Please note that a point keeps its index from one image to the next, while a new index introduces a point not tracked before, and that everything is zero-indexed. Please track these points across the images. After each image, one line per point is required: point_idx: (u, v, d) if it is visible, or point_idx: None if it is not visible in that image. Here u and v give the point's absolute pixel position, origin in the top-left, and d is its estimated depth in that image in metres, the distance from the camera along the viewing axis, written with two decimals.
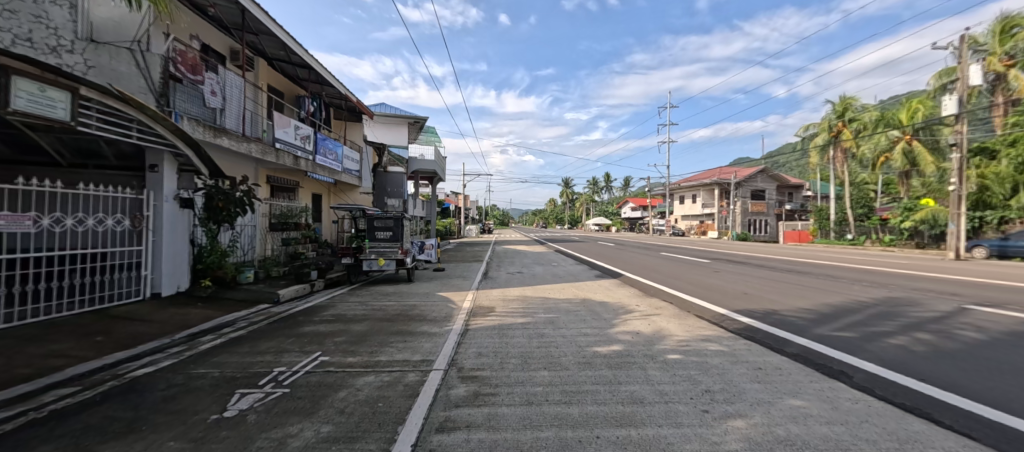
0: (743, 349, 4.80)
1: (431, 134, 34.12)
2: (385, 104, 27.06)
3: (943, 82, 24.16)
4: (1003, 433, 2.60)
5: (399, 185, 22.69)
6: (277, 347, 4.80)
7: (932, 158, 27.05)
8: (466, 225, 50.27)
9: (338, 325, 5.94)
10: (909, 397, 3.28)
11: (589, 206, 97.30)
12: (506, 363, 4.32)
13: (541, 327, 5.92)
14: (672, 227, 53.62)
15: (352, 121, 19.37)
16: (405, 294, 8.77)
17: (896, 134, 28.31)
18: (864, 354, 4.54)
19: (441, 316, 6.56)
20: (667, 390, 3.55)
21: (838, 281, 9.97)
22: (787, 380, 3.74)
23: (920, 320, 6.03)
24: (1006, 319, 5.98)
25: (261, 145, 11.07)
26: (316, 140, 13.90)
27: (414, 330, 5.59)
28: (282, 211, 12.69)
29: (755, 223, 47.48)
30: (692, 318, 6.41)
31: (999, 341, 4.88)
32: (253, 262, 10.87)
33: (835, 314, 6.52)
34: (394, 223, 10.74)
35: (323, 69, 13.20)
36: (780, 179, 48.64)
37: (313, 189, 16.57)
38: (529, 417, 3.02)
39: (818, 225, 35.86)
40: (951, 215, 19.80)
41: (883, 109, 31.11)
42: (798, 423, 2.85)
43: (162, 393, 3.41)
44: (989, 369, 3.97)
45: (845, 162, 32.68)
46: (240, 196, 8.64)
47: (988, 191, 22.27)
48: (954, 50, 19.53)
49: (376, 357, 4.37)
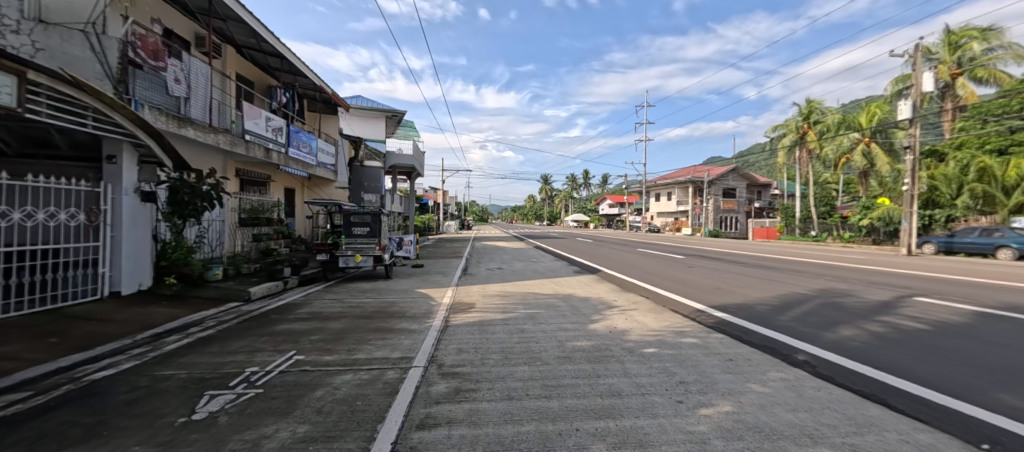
0: (714, 341, 4.97)
1: (408, 128, 33.36)
2: (362, 97, 26.48)
3: (899, 87, 25.78)
4: (948, 416, 2.80)
5: (376, 179, 22.13)
6: (250, 347, 4.63)
7: (886, 159, 28.77)
8: (445, 221, 49.55)
9: (314, 323, 5.81)
10: (866, 384, 3.47)
11: (568, 202, 98.46)
12: (486, 359, 4.30)
13: (522, 322, 5.94)
14: (649, 223, 54.69)
15: (327, 113, 18.86)
16: (384, 292, 8.58)
17: (857, 136, 29.67)
18: (821, 342, 4.84)
19: (421, 313, 6.48)
20: (644, 382, 3.63)
21: (802, 275, 10.50)
22: (755, 370, 3.89)
23: (870, 311, 6.44)
24: (947, 309, 6.45)
25: (229, 136, 10.58)
26: (289, 132, 13.39)
27: (394, 328, 5.50)
28: (252, 206, 12.22)
29: (726, 220, 48.94)
30: (668, 313, 6.57)
31: (940, 329, 5.30)
32: (221, 258, 10.42)
33: (796, 306, 6.87)
34: (372, 219, 10.54)
35: (297, 61, 12.77)
36: (750, 178, 50.31)
37: (285, 183, 16.06)
38: (511, 411, 3.04)
39: (784, 222, 37.18)
40: (905, 213, 20.94)
41: (845, 112, 32.63)
42: (765, 410, 2.98)
43: (124, 396, 3.24)
44: (931, 355, 4.30)
45: (809, 162, 34.09)
46: (207, 190, 8.23)
47: (937, 191, 23.42)
48: (910, 58, 20.59)
49: (353, 355, 4.27)
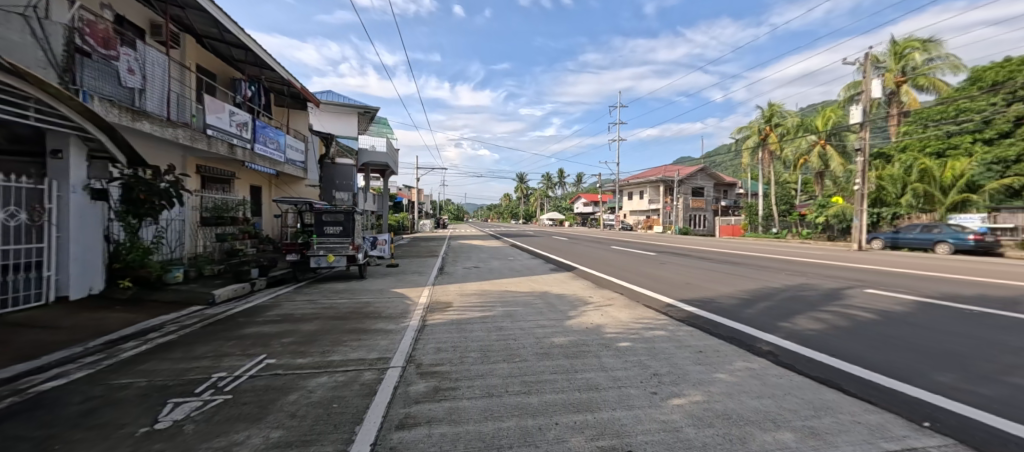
0: (684, 334, 5.14)
1: (381, 125, 32.65)
2: (332, 92, 25.72)
3: (851, 93, 27.42)
4: (897, 398, 3.00)
5: (348, 177, 21.59)
6: (216, 351, 4.44)
7: (840, 160, 30.49)
8: (419, 219, 48.85)
9: (285, 325, 5.61)
10: (824, 371, 3.67)
11: (543, 201, 99.03)
12: (465, 357, 4.29)
13: (500, 320, 5.95)
14: (621, 221, 55.82)
15: (295, 108, 18.21)
16: (358, 292, 8.38)
17: (813, 139, 31.24)
18: (782, 333, 5.10)
19: (397, 313, 6.37)
20: (620, 376, 3.72)
21: (766, 270, 11.00)
22: (723, 361, 4.06)
23: (826, 302, 6.83)
24: (894, 299, 6.92)
25: (189, 131, 10.06)
26: (255, 127, 12.83)
27: (369, 328, 5.39)
28: (215, 204, 11.67)
29: (695, 218, 50.53)
30: (641, 308, 6.74)
31: (888, 318, 5.69)
32: (181, 259, 9.91)
33: (760, 299, 7.20)
34: (345, 217, 10.26)
35: (262, 53, 12.26)
36: (717, 177, 52.13)
37: (250, 180, 15.41)
38: (492, 408, 3.05)
39: (748, 220, 38.75)
40: (856, 211, 22.30)
41: (803, 115, 34.32)
42: (733, 398, 3.12)
43: (78, 407, 3.04)
44: (880, 342, 4.61)
45: (771, 163, 35.68)
46: (165, 188, 7.80)
47: (884, 190, 24.98)
48: (860, 66, 21.89)
49: (329, 357, 4.15)
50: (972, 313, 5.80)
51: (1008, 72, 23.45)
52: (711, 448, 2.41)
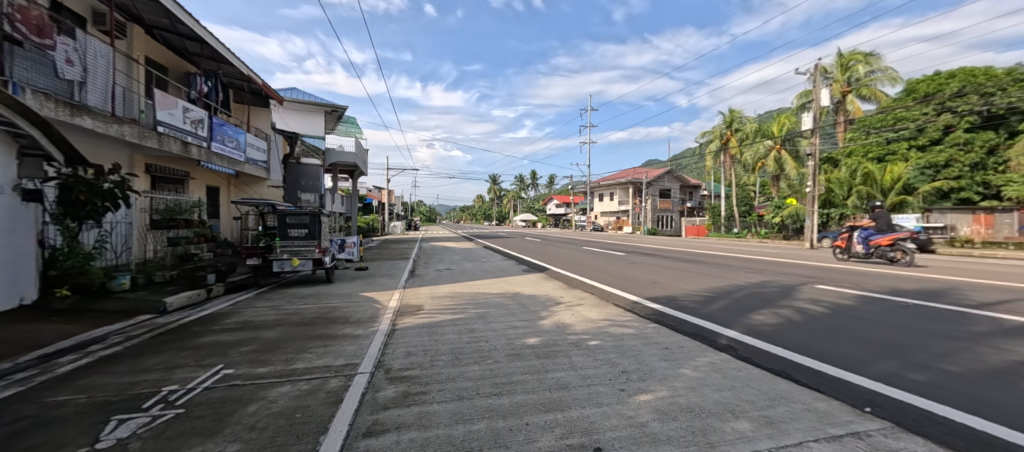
0: (651, 331, 5.31)
1: (349, 124, 31.83)
2: (297, 90, 24.85)
3: (803, 101, 29.10)
4: (843, 387, 3.21)
5: (315, 178, 20.87)
6: (167, 363, 4.20)
7: (794, 164, 32.24)
8: (389, 221, 47.97)
9: (245, 333, 5.38)
10: (778, 363, 3.88)
11: (516, 202, 99.49)
12: (435, 360, 4.26)
13: (472, 322, 5.94)
14: (592, 222, 56.78)
15: (257, 105, 17.48)
16: (325, 297, 8.14)
17: (770, 144, 32.92)
18: (741, 328, 5.35)
19: (366, 317, 6.24)
20: (589, 374, 3.80)
21: (727, 268, 11.49)
22: (686, 356, 4.22)
23: (782, 298, 7.23)
24: (841, 294, 7.41)
25: (137, 128, 9.57)
26: (212, 125, 12.22)
27: (336, 334, 5.25)
28: (168, 206, 11.03)
29: (662, 219, 52.09)
30: (610, 306, 6.90)
31: (836, 311, 6.08)
32: (128, 265, 9.32)
33: (722, 297, 7.51)
34: (310, 220, 9.93)
35: (220, 46, 11.68)
36: (682, 180, 53.95)
37: (207, 180, 14.66)
38: (462, 411, 3.05)
39: (712, 220, 40.32)
40: (808, 212, 23.62)
41: (761, 120, 36.06)
42: (696, 392, 3.25)
43: (7, 429, 2.81)
44: (828, 334, 4.92)
45: (732, 166, 37.31)
46: (109, 189, 7.31)
47: (832, 192, 26.52)
48: (810, 75, 23.26)
49: (291, 365, 4.01)
50: (909, 305, 6.30)
51: (938, 85, 25.58)
52: (675, 441, 2.50)
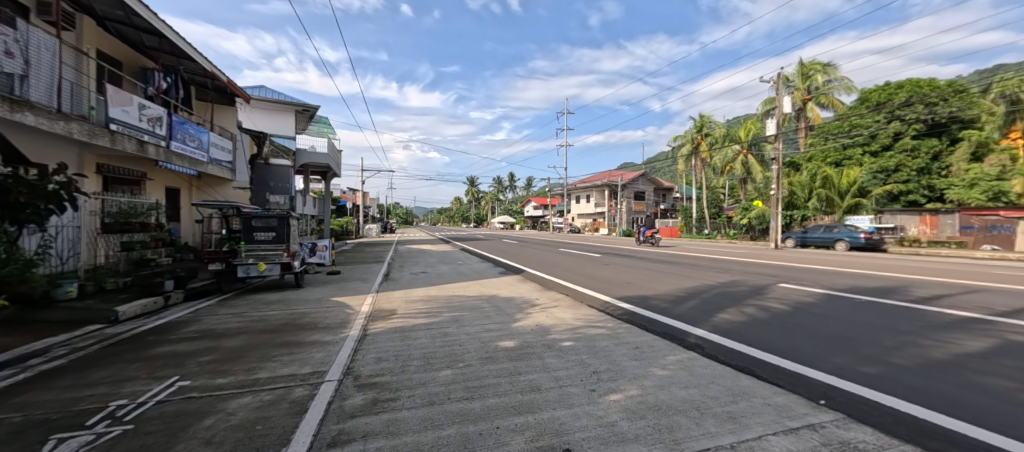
0: (623, 331, 5.39)
1: (322, 124, 31.05)
2: (266, 88, 24.08)
3: (768, 107, 30.33)
4: (801, 382, 3.33)
5: (284, 179, 20.24)
6: (116, 376, 3.97)
7: (760, 168, 33.55)
8: (364, 224, 47.05)
9: (205, 342, 5.15)
10: (742, 359, 4.00)
11: (494, 204, 99.46)
12: (407, 366, 4.19)
13: (446, 326, 5.88)
14: (569, 224, 57.35)
15: (221, 104, 16.82)
16: (292, 302, 7.90)
17: (737, 148, 34.14)
18: (709, 326, 5.50)
19: (336, 323, 6.08)
20: (561, 375, 3.82)
21: (697, 269, 11.81)
22: (656, 355, 4.31)
23: (748, 296, 7.48)
24: (802, 292, 7.74)
25: (87, 126, 9.12)
26: (171, 123, 11.67)
27: (304, 341, 5.10)
28: (122, 208, 10.45)
29: (637, 220, 53.10)
30: (584, 307, 6.97)
31: (797, 309, 6.34)
32: (75, 272, 8.80)
33: (692, 296, 7.70)
34: (278, 222, 9.66)
35: (180, 40, 11.18)
36: (656, 182, 55.20)
37: (166, 181, 14.00)
38: (432, 417, 3.00)
39: (684, 222, 41.39)
40: (773, 213, 24.54)
41: (729, 126, 37.32)
42: (664, 390, 3.32)
43: None
44: (790, 330, 5.12)
45: (703, 169, 38.42)
46: (54, 190, 6.67)
47: (795, 195, 27.70)
48: (773, 83, 24.27)
49: (254, 375, 3.87)
50: (864, 302, 6.63)
51: (888, 94, 27.18)
52: (643, 439, 2.54)
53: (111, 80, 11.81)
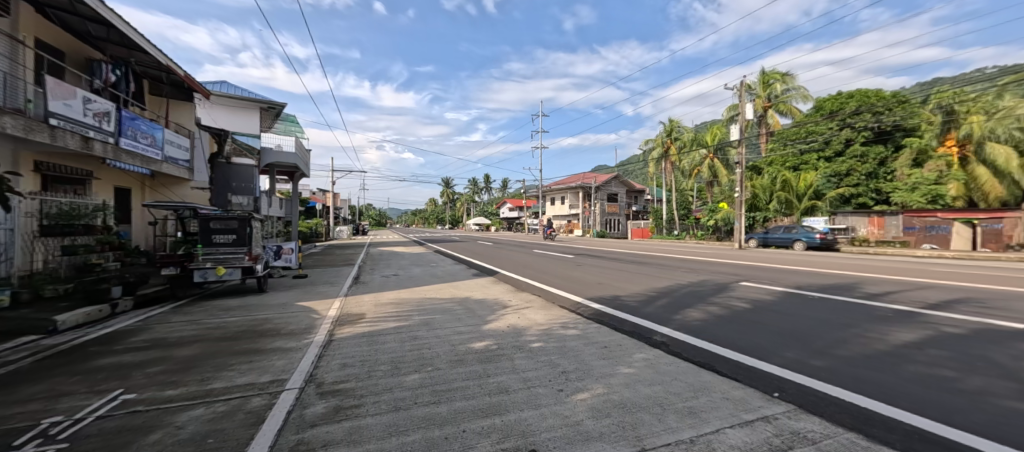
0: (593, 331, 5.46)
1: (289, 122, 30.05)
2: (229, 84, 23.09)
3: (732, 113, 31.53)
4: (759, 377, 3.44)
5: (248, 179, 19.52)
6: (51, 391, 3.69)
7: (725, 172, 34.85)
8: (335, 226, 45.86)
9: (155, 352, 4.87)
10: (704, 356, 4.13)
11: (470, 206, 99.05)
12: (373, 371, 4.09)
13: (416, 329, 5.79)
14: (545, 225, 57.79)
15: (178, 99, 16.01)
16: (254, 308, 7.60)
17: (705, 152, 35.32)
18: (675, 324, 5.65)
19: (301, 329, 5.88)
20: (530, 376, 3.82)
21: (667, 269, 12.13)
22: (623, 354, 4.38)
23: (714, 295, 7.73)
24: (764, 290, 8.07)
25: (23, 120, 8.39)
26: (121, 119, 11.01)
27: (265, 348, 4.91)
28: (65, 209, 9.77)
29: (611, 222, 54.07)
30: (556, 308, 7.02)
31: (758, 307, 6.59)
32: (8, 278, 8.17)
33: (661, 296, 7.89)
34: (239, 224, 9.29)
35: (131, 31, 10.58)
36: (629, 185, 56.37)
37: (115, 181, 13.22)
38: (398, 422, 2.94)
39: (655, 223, 42.43)
40: (737, 215, 25.48)
41: (697, 130, 38.54)
42: (629, 387, 3.37)
43: None
44: (750, 327, 5.33)
45: (673, 172, 39.51)
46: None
47: (757, 197, 28.90)
48: (737, 91, 25.22)
49: (208, 385, 3.68)
50: (820, 298, 6.98)
51: (841, 103, 28.81)
52: (606, 437, 2.57)
53: (50, 71, 10.99)
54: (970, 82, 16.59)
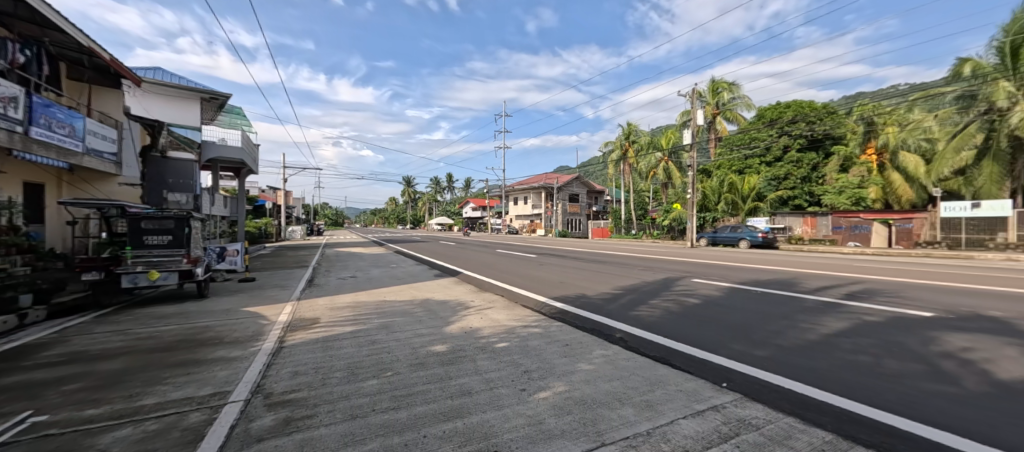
0: (555, 329, 5.50)
1: (235, 115, 28.14)
2: (165, 72, 21.24)
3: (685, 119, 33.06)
4: (711, 369, 3.58)
5: (186, 175, 18.21)
6: None
7: (678, 174, 36.50)
8: (288, 225, 43.58)
9: (74, 367, 4.35)
10: (661, 351, 4.25)
11: (432, 205, 97.54)
12: (328, 378, 3.88)
13: (374, 333, 5.57)
14: (508, 225, 57.95)
15: (103, 86, 14.50)
16: (194, 315, 7.03)
17: (660, 155, 36.80)
18: (633, 320, 5.81)
19: (247, 336, 5.50)
20: (493, 377, 3.77)
21: (625, 267, 12.49)
22: (585, 351, 4.43)
23: (669, 292, 8.02)
24: (715, 286, 8.49)
25: None
26: (31, 106, 9.78)
27: (205, 358, 4.53)
28: None
29: (572, 222, 55.13)
30: (519, 308, 7.02)
31: (710, 302, 6.91)
32: None
33: (621, 294, 8.10)
34: (175, 225, 8.59)
35: (44, 7, 9.44)
36: (589, 185, 57.70)
37: (23, 176, 11.76)
38: (354, 431, 2.80)
39: (614, 223, 43.72)
40: (689, 215, 26.74)
41: (653, 133, 40.08)
42: (590, 384, 3.41)
43: None
44: (703, 321, 5.56)
45: (630, 174, 40.87)
46: None
47: (707, 198, 30.49)
48: (689, 97, 26.45)
49: (137, 402, 3.33)
50: (764, 293, 7.43)
51: (780, 112, 31.05)
52: (568, 434, 2.56)
53: None
54: (888, 96, 18.38)
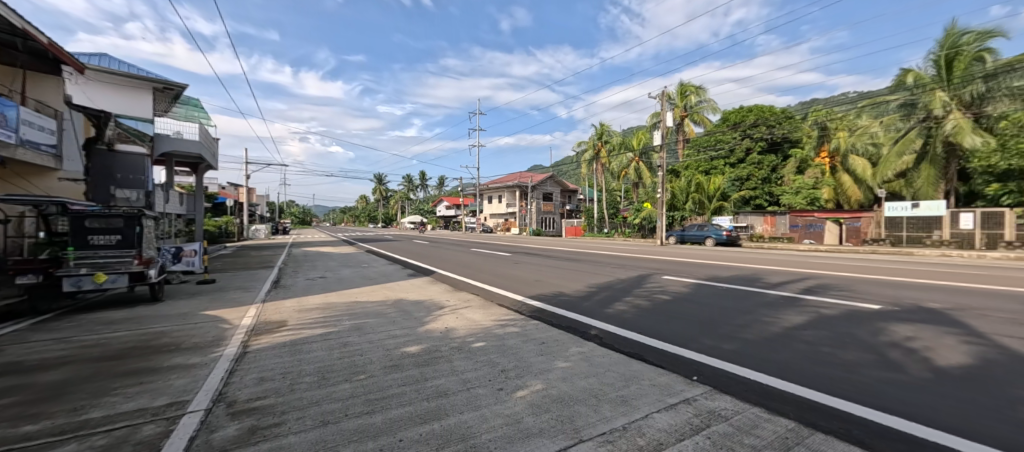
0: (531, 328, 5.49)
1: (193, 107, 26.59)
2: (113, 60, 19.80)
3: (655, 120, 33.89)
4: (683, 363, 3.66)
5: (138, 170, 17.30)
6: None
7: (649, 174, 37.41)
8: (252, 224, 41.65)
9: (7, 380, 3.97)
10: (635, 347, 4.31)
11: (405, 203, 95.82)
12: (296, 383, 3.71)
13: (345, 335, 5.38)
14: (482, 224, 57.69)
15: (41, 72, 13.34)
16: (148, 320, 6.58)
17: (631, 156, 37.57)
18: (608, 318, 5.88)
19: (207, 341, 5.19)
20: (470, 377, 3.71)
21: (599, 265, 12.65)
22: (561, 349, 4.45)
23: (642, 289, 8.17)
24: (685, 283, 8.72)
25: None
26: None
27: (160, 366, 4.24)
28: None
29: (546, 220, 55.50)
30: (494, 307, 6.98)
31: (680, 299, 7.08)
32: None
33: (595, 291, 8.20)
34: (124, 223, 8.01)
35: None
36: (563, 184, 58.26)
37: None
38: (325, 438, 2.68)
39: (587, 221, 44.33)
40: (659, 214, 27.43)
41: (625, 134, 40.87)
42: (566, 382, 3.41)
43: None
44: (674, 317, 5.70)
45: (603, 173, 41.54)
46: None
47: (676, 198, 31.38)
48: (659, 99, 27.12)
49: (81, 416, 3.06)
50: (731, 289, 7.69)
51: (743, 116, 32.38)
52: (546, 432, 2.55)
53: None
54: (841, 102, 19.48)
